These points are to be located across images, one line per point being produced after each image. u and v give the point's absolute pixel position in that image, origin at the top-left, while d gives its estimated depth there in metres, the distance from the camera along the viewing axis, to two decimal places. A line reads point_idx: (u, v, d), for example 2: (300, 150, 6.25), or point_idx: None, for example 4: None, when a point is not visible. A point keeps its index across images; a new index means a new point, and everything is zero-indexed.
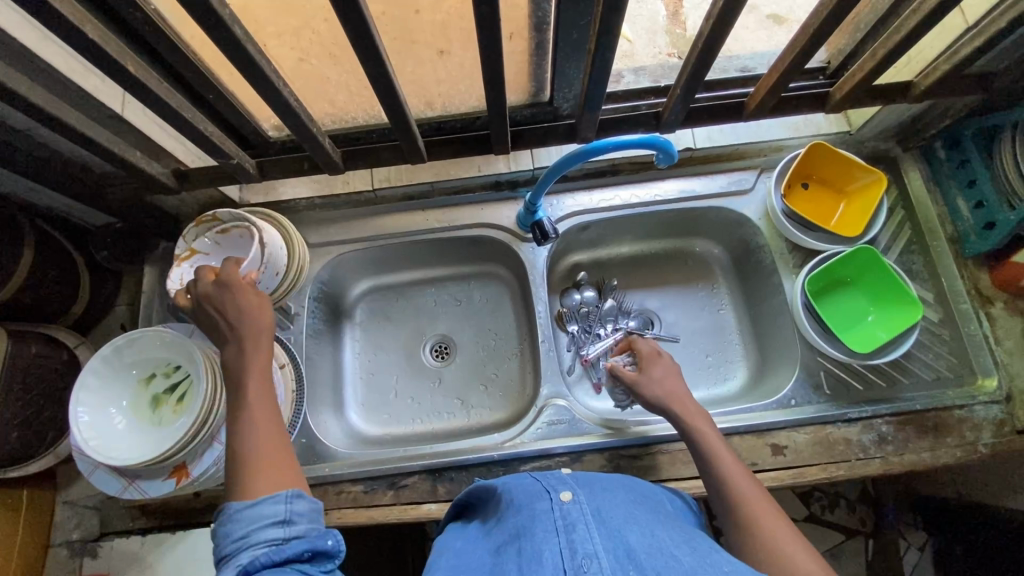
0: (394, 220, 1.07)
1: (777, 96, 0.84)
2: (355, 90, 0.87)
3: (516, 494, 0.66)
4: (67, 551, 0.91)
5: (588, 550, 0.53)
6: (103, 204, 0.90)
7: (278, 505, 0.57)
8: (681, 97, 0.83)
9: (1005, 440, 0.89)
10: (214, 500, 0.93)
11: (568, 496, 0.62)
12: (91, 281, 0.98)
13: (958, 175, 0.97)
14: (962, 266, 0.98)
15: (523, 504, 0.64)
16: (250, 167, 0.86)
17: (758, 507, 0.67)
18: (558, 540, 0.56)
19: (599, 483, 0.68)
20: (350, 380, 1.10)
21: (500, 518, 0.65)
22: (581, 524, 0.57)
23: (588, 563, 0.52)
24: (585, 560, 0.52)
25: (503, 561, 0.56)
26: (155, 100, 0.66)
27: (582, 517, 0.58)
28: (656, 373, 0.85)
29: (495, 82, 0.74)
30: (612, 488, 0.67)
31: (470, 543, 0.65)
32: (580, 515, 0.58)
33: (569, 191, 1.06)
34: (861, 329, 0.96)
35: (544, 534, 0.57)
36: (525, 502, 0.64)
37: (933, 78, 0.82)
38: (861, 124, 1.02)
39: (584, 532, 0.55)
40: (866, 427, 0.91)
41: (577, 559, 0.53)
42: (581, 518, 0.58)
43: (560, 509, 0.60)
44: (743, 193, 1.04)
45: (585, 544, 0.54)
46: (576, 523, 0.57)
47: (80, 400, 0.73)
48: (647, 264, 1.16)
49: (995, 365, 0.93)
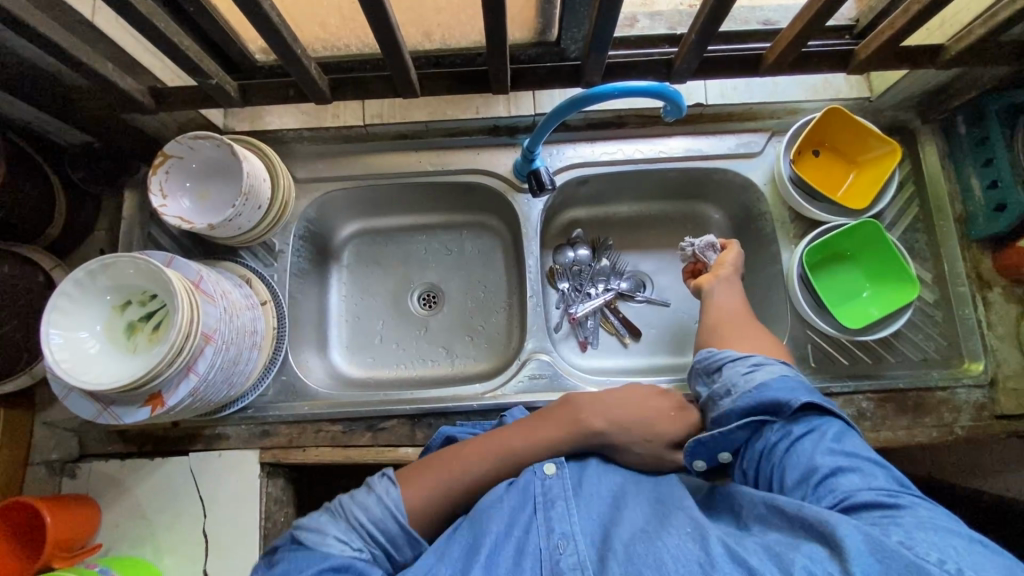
0: (385, 159, 1.02)
1: (798, 50, 0.79)
2: (348, 13, 0.81)
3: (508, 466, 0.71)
4: (45, 470, 0.91)
5: (564, 529, 0.61)
6: (77, 121, 0.85)
7: (358, 510, 0.64)
8: (695, 44, 0.77)
9: (982, 424, 0.90)
10: (192, 430, 0.93)
11: (552, 468, 0.67)
12: (69, 203, 0.94)
13: (976, 153, 0.93)
14: (966, 248, 0.95)
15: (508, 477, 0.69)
16: (231, 90, 0.80)
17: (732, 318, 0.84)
18: (535, 519, 0.62)
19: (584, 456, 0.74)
20: (334, 321, 1.09)
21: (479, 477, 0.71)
22: (560, 501, 0.64)
23: (563, 545, 0.59)
24: (562, 541, 0.60)
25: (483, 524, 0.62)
26: (126, 7, 0.61)
27: (563, 493, 0.64)
28: (732, 270, 0.91)
29: (496, 12, 0.68)
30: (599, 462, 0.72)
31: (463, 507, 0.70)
32: (561, 492, 0.65)
33: (570, 142, 1.02)
34: (855, 305, 0.94)
35: (525, 513, 0.63)
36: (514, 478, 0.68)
37: (966, 43, 0.77)
38: (882, 90, 0.96)
39: (562, 511, 0.62)
40: (847, 403, 0.91)
41: (553, 539, 0.60)
42: (561, 495, 0.64)
43: (543, 482, 0.66)
44: (751, 156, 1.00)
45: (562, 524, 0.61)
46: (555, 501, 0.64)
47: (52, 322, 0.71)
48: (645, 225, 1.12)
49: (984, 350, 0.92)
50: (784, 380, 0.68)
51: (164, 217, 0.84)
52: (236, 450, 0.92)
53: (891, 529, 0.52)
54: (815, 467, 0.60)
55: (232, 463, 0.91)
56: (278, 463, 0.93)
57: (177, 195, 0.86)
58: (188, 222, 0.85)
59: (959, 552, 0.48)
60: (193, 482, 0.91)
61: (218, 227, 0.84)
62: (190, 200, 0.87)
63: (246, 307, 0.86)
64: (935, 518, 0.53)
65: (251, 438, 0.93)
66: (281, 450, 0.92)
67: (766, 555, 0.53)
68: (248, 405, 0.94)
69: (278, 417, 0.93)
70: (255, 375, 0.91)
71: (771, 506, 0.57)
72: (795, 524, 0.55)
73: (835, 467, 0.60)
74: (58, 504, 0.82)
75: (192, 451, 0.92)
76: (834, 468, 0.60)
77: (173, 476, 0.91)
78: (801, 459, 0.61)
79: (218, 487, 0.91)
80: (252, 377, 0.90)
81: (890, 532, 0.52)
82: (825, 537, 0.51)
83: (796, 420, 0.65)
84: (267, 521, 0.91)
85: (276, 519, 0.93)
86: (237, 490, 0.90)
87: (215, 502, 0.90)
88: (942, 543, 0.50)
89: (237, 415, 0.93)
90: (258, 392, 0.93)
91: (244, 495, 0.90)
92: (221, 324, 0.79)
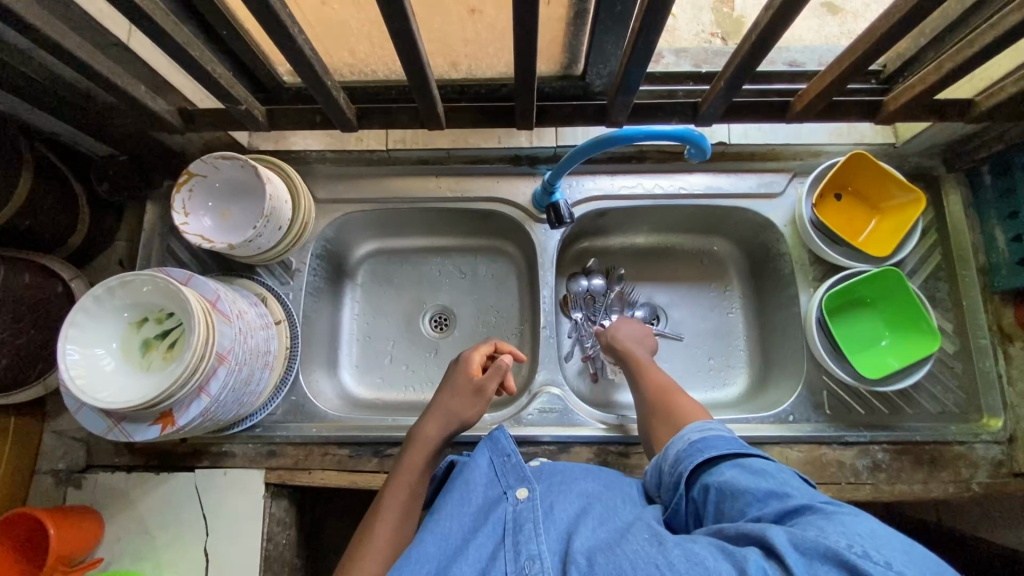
0: (405, 183, 1.03)
1: (827, 100, 0.78)
2: (378, 42, 0.82)
3: (476, 481, 0.70)
4: (52, 479, 0.92)
5: (531, 551, 0.60)
6: (105, 136, 0.86)
7: None
8: (724, 91, 0.76)
9: (1000, 481, 0.88)
10: (199, 446, 0.93)
11: (523, 493, 0.67)
12: (91, 214, 0.95)
13: (1001, 205, 0.92)
14: (988, 300, 0.94)
15: (475, 497, 0.68)
16: (260, 114, 0.81)
17: (648, 370, 0.86)
18: (506, 545, 0.61)
19: (561, 476, 0.72)
20: (346, 340, 1.08)
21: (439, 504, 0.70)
22: (529, 523, 0.63)
23: (531, 565, 0.58)
24: (528, 562, 0.58)
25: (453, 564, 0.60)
26: (163, 37, 0.62)
27: (532, 516, 0.64)
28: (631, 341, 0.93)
29: (527, 51, 0.69)
30: (572, 478, 0.71)
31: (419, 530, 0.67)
32: (531, 515, 0.64)
33: (590, 173, 1.02)
34: (873, 354, 0.92)
35: (492, 539, 0.62)
36: (482, 502, 0.68)
37: (996, 100, 0.76)
38: (907, 137, 0.96)
39: (529, 531, 0.62)
40: (861, 452, 0.89)
41: (521, 561, 0.59)
42: (530, 517, 0.64)
43: (513, 506, 0.66)
44: (771, 196, 0.99)
45: (530, 545, 0.60)
46: (524, 523, 0.63)
47: (69, 337, 0.72)
48: (661, 257, 1.12)
49: (1003, 405, 0.90)
50: (703, 433, 0.67)
51: (186, 236, 0.84)
52: (242, 469, 0.92)
53: (810, 526, 0.52)
54: (748, 497, 0.58)
55: (236, 481, 0.91)
56: (282, 484, 0.92)
57: (199, 213, 0.87)
58: (209, 241, 0.86)
59: (866, 537, 0.50)
60: (196, 498, 0.90)
61: (238, 247, 0.84)
62: (211, 219, 0.88)
63: (261, 327, 0.87)
64: (850, 513, 0.53)
65: (257, 458, 0.92)
66: (286, 471, 0.92)
67: (719, 552, 0.52)
68: (257, 423, 0.94)
69: (285, 438, 0.93)
70: (265, 395, 0.90)
71: (714, 535, 0.56)
72: (733, 540, 0.54)
73: (764, 491, 0.58)
74: (62, 516, 0.82)
75: (198, 468, 0.92)
76: (763, 494, 0.58)
77: (177, 492, 0.91)
78: (733, 493, 0.60)
79: (221, 506, 0.90)
80: (263, 397, 0.90)
81: (808, 529, 0.52)
82: (757, 544, 0.52)
83: (724, 465, 0.63)
84: (268, 543, 0.90)
85: (278, 541, 0.93)
86: (240, 509, 0.90)
87: (218, 521, 0.90)
88: (853, 531, 0.51)
89: (245, 434, 0.93)
90: (267, 412, 0.93)
91: (246, 515, 0.90)
92: (235, 344, 0.79)
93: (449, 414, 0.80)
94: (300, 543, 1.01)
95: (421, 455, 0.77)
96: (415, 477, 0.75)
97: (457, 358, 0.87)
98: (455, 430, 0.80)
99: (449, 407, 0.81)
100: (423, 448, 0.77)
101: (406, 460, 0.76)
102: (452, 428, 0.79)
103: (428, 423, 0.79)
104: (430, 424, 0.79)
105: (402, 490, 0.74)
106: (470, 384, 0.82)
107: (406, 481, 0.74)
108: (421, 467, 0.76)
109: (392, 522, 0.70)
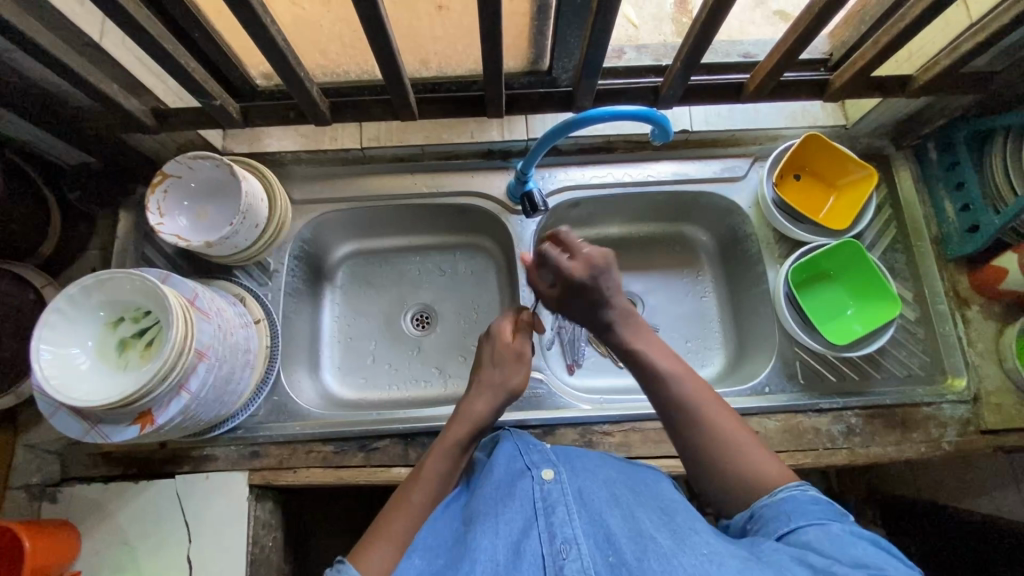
0: (382, 181, 1.05)
1: (776, 79, 0.83)
2: (348, 42, 0.84)
3: (499, 463, 0.71)
4: (25, 494, 0.89)
5: (566, 534, 0.58)
6: (78, 140, 0.86)
7: None
8: (680, 71, 0.81)
9: (969, 439, 0.91)
10: (179, 452, 0.91)
11: (549, 475, 0.67)
12: (62, 222, 0.95)
13: (948, 177, 0.98)
14: (943, 268, 0.99)
15: (504, 478, 0.68)
16: (234, 112, 0.83)
17: (707, 409, 0.70)
18: (537, 526, 0.60)
19: (581, 462, 0.72)
20: (327, 343, 1.08)
21: (478, 484, 0.70)
22: (561, 505, 0.62)
23: (566, 549, 0.57)
24: (564, 545, 0.57)
25: (477, 535, 0.60)
26: (136, 29, 0.64)
27: (562, 498, 0.63)
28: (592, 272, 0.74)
29: (493, 40, 0.72)
30: (593, 465, 0.71)
31: (445, 511, 0.68)
32: (561, 497, 0.63)
33: (560, 166, 1.05)
34: (840, 322, 0.96)
35: (523, 516, 0.61)
36: (508, 478, 0.67)
37: (932, 73, 0.81)
38: (856, 118, 1.01)
39: (563, 513, 0.61)
40: (836, 418, 0.92)
41: (556, 544, 0.58)
42: (561, 499, 0.63)
43: (541, 488, 0.65)
44: (734, 180, 1.04)
45: (564, 528, 0.59)
46: (556, 505, 0.62)
47: (44, 338, 0.71)
48: (635, 246, 1.14)
49: (965, 365, 0.94)
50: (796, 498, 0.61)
51: (161, 236, 0.84)
52: (224, 472, 0.90)
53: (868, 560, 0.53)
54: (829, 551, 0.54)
55: (219, 485, 0.89)
56: (267, 486, 0.91)
57: (174, 214, 0.87)
58: (187, 239, 0.86)
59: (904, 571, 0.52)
60: (178, 506, 0.88)
61: (215, 245, 0.85)
62: (187, 219, 0.88)
63: (240, 325, 0.86)
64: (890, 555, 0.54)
65: (240, 460, 0.91)
66: (271, 471, 0.91)
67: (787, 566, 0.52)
68: (239, 425, 0.93)
69: (268, 438, 0.92)
70: (247, 395, 0.90)
71: (799, 560, 0.54)
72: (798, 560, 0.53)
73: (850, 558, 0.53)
74: (37, 529, 0.79)
75: (179, 474, 0.90)
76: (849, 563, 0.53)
77: (158, 499, 0.89)
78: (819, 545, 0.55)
79: (204, 511, 0.88)
80: (245, 396, 0.90)
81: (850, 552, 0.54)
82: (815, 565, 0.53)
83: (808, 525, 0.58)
84: (254, 546, 0.88)
85: (264, 544, 0.91)
86: (225, 513, 0.88)
87: (201, 527, 0.88)
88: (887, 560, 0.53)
89: (227, 437, 0.92)
90: (249, 412, 0.93)
91: (229, 520, 0.88)
92: (215, 341, 0.79)
93: (496, 386, 0.79)
94: (286, 550, 1.00)
95: (464, 431, 0.75)
96: (453, 453, 0.73)
97: (490, 330, 0.85)
98: (502, 402, 0.78)
99: (494, 379, 0.79)
100: (466, 420, 0.75)
101: (449, 436, 0.74)
102: (500, 401, 0.78)
103: (474, 400, 0.77)
104: (477, 399, 0.77)
105: (440, 460, 0.72)
106: (510, 351, 0.81)
107: (450, 454, 0.73)
108: (466, 439, 0.74)
109: (426, 495, 0.70)
